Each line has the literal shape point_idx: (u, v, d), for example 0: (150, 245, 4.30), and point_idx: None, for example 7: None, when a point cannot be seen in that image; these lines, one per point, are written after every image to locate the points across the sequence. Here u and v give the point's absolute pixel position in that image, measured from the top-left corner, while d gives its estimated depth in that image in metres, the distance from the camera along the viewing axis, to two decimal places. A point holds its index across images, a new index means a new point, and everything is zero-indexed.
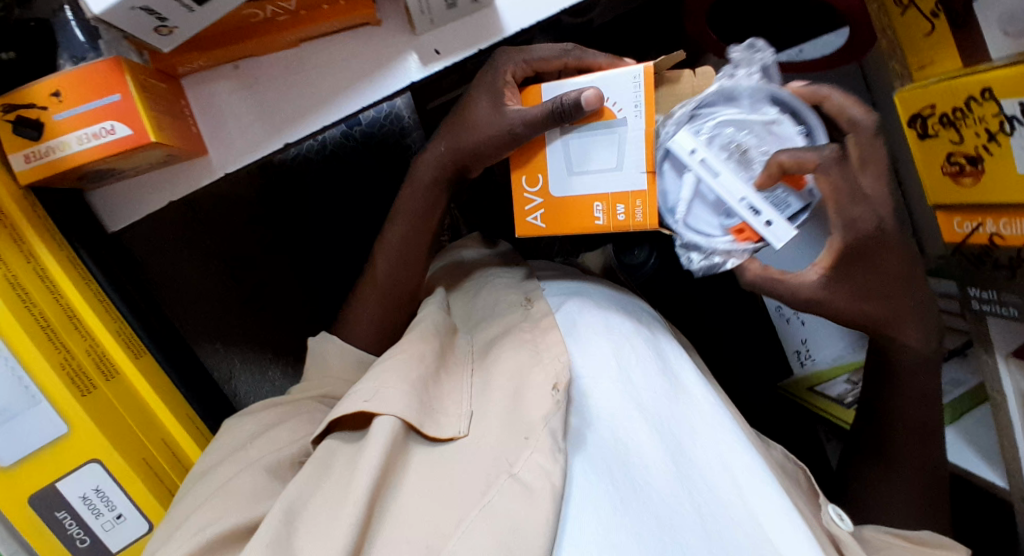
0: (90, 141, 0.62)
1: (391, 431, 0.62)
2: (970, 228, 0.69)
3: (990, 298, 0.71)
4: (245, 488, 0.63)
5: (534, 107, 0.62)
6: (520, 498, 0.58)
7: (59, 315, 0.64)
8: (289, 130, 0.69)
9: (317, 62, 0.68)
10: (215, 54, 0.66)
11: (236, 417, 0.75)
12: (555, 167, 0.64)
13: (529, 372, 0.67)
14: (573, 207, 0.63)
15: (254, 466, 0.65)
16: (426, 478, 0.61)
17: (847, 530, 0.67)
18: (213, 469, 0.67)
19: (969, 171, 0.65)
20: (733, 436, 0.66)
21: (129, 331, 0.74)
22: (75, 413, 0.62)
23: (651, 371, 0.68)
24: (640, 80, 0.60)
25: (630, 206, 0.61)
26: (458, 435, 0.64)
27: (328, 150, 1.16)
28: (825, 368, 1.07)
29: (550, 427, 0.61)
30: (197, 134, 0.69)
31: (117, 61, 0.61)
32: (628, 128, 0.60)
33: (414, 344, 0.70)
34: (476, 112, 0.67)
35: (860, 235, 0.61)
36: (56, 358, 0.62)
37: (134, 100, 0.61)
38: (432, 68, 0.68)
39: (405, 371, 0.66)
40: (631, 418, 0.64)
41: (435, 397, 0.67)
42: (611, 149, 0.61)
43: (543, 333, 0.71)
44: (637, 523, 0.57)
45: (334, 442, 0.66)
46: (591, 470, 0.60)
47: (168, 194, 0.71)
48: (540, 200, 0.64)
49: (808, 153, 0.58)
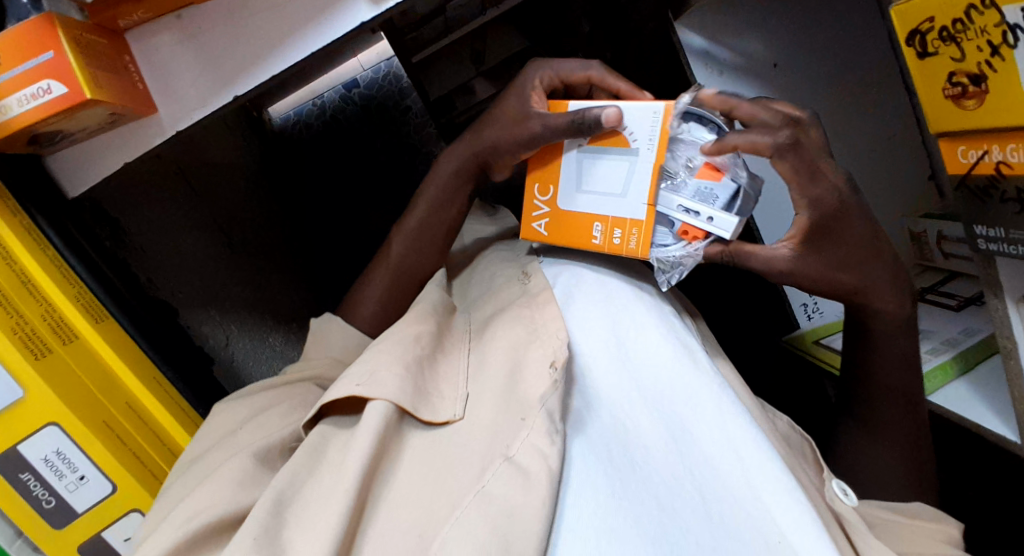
0: (30, 102, 0.59)
1: (384, 415, 0.58)
2: (975, 157, 0.62)
3: (996, 236, 0.64)
4: (238, 475, 0.57)
5: (558, 115, 0.64)
6: (516, 483, 0.54)
7: (12, 281, 0.60)
8: (236, 82, 0.67)
9: (262, 7, 0.65)
10: (150, 3, 0.63)
11: (227, 400, 0.70)
12: (565, 180, 0.66)
13: (526, 349, 0.64)
14: (576, 221, 0.67)
15: (241, 451, 0.60)
16: (420, 462, 0.58)
17: (853, 506, 0.64)
18: (202, 457, 0.62)
19: (972, 92, 0.58)
20: (738, 406, 0.62)
21: (87, 293, 0.70)
22: (31, 378, 0.58)
23: (653, 347, 0.66)
24: (660, 115, 0.59)
25: (626, 232, 0.64)
26: (453, 419, 0.61)
27: (328, 114, 1.31)
28: (834, 320, 1.01)
29: (547, 408, 0.57)
30: (143, 90, 0.66)
31: (47, 15, 0.58)
32: (640, 158, 0.61)
33: (410, 324, 0.67)
34: (501, 113, 0.70)
35: (826, 210, 0.60)
36: (7, 325, 0.58)
37: (68, 56, 0.58)
38: (383, 5, 0.64)
39: (400, 353, 0.63)
40: (631, 400, 0.62)
41: (430, 378, 0.63)
42: (618, 172, 0.63)
43: (541, 308, 0.67)
44: (635, 507, 0.55)
45: (327, 427, 0.61)
46: (589, 454, 0.58)
47: (120, 155, 0.68)
48: (548, 209, 0.69)
49: (761, 138, 0.57)
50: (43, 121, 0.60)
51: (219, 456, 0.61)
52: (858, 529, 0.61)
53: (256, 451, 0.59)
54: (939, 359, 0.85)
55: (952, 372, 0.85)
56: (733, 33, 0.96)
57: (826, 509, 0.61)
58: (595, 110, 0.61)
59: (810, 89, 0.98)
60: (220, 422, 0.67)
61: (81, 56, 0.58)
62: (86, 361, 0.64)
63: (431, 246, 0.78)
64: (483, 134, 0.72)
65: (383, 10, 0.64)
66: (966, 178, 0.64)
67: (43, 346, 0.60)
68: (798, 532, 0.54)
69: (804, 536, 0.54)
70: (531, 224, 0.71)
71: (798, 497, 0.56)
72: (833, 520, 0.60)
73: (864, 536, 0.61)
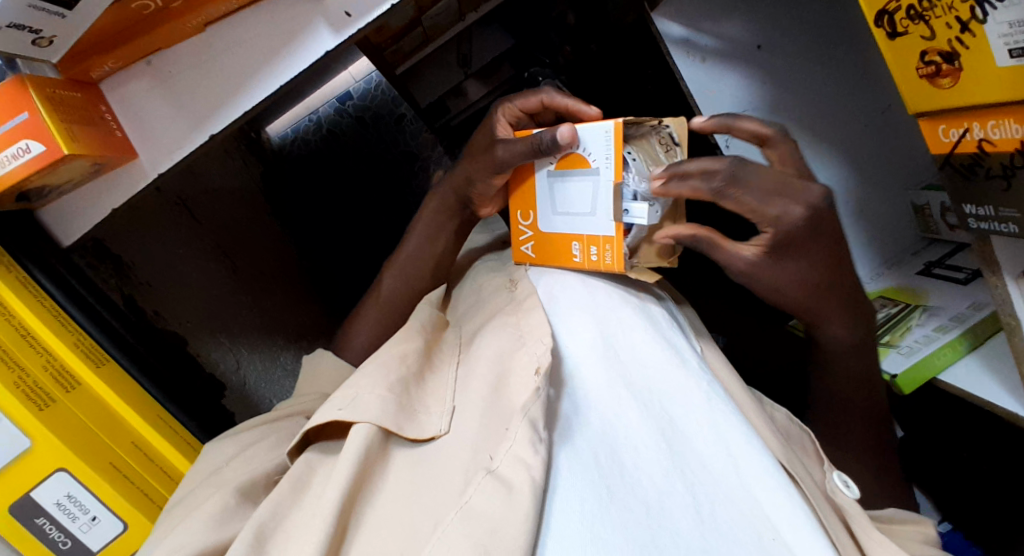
0: (12, 162, 0.61)
1: (365, 439, 0.60)
2: (957, 136, 0.60)
3: (987, 215, 0.61)
4: (214, 511, 0.58)
5: (520, 141, 0.66)
6: (501, 496, 0.54)
7: (10, 335, 0.64)
8: (210, 123, 0.67)
9: (227, 46, 0.66)
10: (120, 52, 0.64)
11: (215, 443, 0.72)
12: (542, 203, 0.68)
13: (512, 358, 0.64)
14: (559, 240, 0.68)
15: (223, 487, 0.61)
16: (404, 482, 0.59)
17: (854, 498, 0.64)
18: (190, 493, 0.63)
19: (946, 71, 0.56)
20: (728, 406, 0.62)
21: (86, 337, 0.72)
22: (37, 428, 0.62)
23: (640, 347, 0.65)
24: (611, 134, 0.59)
25: (601, 248, 0.64)
26: (439, 434, 0.62)
27: (324, 128, 1.33)
28: None
29: (530, 417, 0.57)
30: (123, 138, 0.67)
31: (19, 79, 0.59)
32: (601, 176, 0.61)
33: (395, 345, 0.68)
34: (475, 145, 0.74)
35: (792, 227, 0.60)
36: (9, 378, 0.62)
37: (42, 115, 0.60)
38: (345, 33, 0.64)
39: (386, 376, 0.63)
40: (620, 401, 0.62)
41: (416, 397, 0.64)
42: (585, 192, 0.63)
43: (525, 315, 0.67)
44: (624, 514, 0.55)
45: (313, 455, 0.63)
46: (578, 462, 0.58)
47: (107, 203, 0.70)
48: (531, 233, 0.71)
49: (714, 162, 0.59)
50: (27, 179, 0.62)
51: (206, 491, 0.62)
52: (856, 516, 0.62)
53: (239, 488, 0.61)
54: (948, 337, 0.83)
55: (961, 349, 0.82)
56: (715, 18, 0.94)
57: (823, 503, 0.62)
58: (550, 132, 0.62)
59: (798, 67, 0.96)
60: (207, 462, 0.68)
61: (53, 113, 0.60)
62: (89, 406, 0.67)
63: (422, 275, 0.80)
64: (464, 171, 0.74)
65: (346, 38, 0.64)
66: (951, 156, 0.62)
67: (46, 397, 0.64)
68: (790, 528, 0.56)
69: (796, 531, 0.56)
70: (522, 247, 0.74)
71: (788, 494, 0.58)
72: (828, 508, 0.62)
73: (865, 529, 0.61)
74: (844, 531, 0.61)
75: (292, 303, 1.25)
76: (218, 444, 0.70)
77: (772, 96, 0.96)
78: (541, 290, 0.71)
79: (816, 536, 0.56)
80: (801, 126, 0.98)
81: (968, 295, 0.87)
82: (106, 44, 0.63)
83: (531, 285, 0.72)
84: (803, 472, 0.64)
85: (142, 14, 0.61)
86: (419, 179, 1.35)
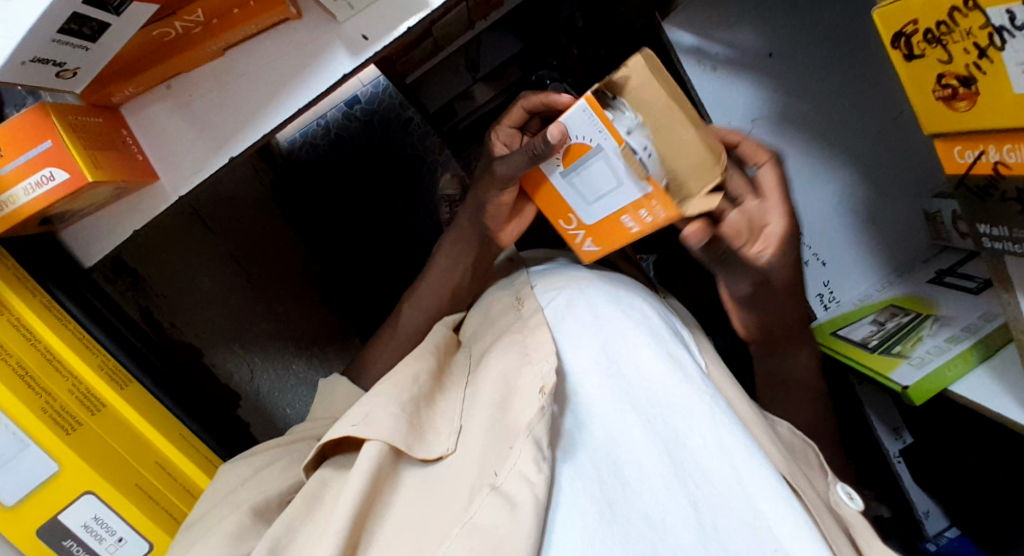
0: (35, 192, 0.62)
1: (376, 457, 0.59)
2: (973, 157, 0.60)
3: (1000, 236, 0.63)
4: (231, 529, 0.58)
5: (516, 155, 0.66)
6: (503, 513, 0.53)
7: (38, 360, 0.65)
8: (230, 146, 0.68)
9: (246, 69, 0.66)
10: (142, 76, 0.65)
11: (237, 459, 0.71)
12: (575, 203, 0.68)
13: (519, 377, 0.63)
14: (610, 221, 0.67)
15: (239, 506, 0.61)
16: (415, 501, 0.59)
17: (855, 509, 0.65)
18: (208, 512, 0.63)
19: (962, 94, 0.57)
20: (731, 418, 0.61)
21: (111, 359, 0.74)
22: (64, 452, 0.63)
23: (645, 362, 0.64)
24: (590, 110, 0.59)
25: (650, 208, 0.63)
26: (447, 452, 0.62)
27: (333, 134, 1.25)
28: (851, 309, 1.02)
29: (534, 436, 0.56)
30: (144, 162, 0.68)
31: (42, 108, 0.60)
32: (608, 149, 0.60)
33: (407, 365, 0.68)
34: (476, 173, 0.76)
35: None
36: (37, 403, 0.64)
37: (64, 144, 0.61)
38: (363, 56, 0.65)
39: (398, 393, 0.64)
40: (620, 413, 0.61)
41: (426, 416, 0.65)
42: (603, 169, 0.62)
43: (531, 332, 0.67)
44: (625, 528, 0.53)
45: (326, 472, 0.62)
46: (581, 478, 0.56)
47: (128, 225, 0.70)
48: (581, 232, 0.70)
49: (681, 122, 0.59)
50: (53, 205, 0.63)
51: (223, 509, 0.62)
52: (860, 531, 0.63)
53: (254, 507, 0.60)
54: (959, 348, 0.83)
55: (972, 359, 0.82)
56: (725, 27, 0.94)
57: (827, 517, 0.61)
58: (541, 135, 0.63)
59: (809, 76, 0.96)
60: (223, 482, 0.68)
61: (75, 141, 0.61)
62: (116, 428, 0.69)
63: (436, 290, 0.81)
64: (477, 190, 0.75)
65: (364, 60, 0.65)
66: (966, 177, 0.63)
67: (73, 420, 0.66)
68: (794, 540, 0.55)
69: (798, 541, 0.55)
70: (584, 247, 0.72)
71: (791, 505, 0.57)
72: (833, 522, 0.61)
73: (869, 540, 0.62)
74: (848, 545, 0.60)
75: (304, 309, 1.24)
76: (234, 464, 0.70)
77: (781, 106, 0.96)
78: (547, 310, 0.72)
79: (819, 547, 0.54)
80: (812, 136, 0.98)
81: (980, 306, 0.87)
82: (129, 69, 0.64)
83: (538, 304, 0.72)
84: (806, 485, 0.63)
85: (163, 40, 0.62)
86: (427, 183, 1.27)
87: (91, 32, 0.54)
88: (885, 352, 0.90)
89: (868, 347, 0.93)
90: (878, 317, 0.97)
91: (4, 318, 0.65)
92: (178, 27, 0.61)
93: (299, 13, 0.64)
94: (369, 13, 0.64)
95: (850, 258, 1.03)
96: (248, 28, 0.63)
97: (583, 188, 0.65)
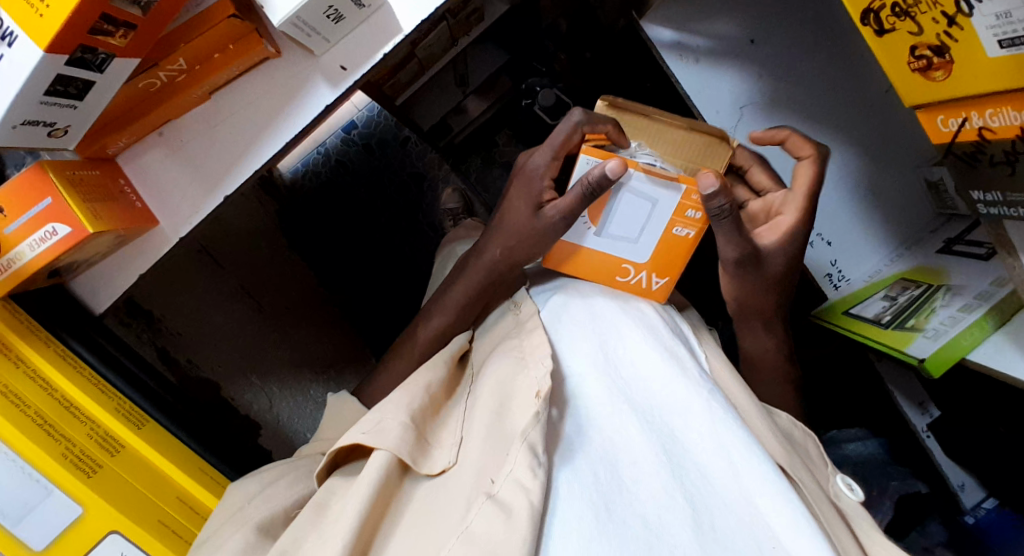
0: (40, 246, 0.64)
1: (384, 465, 0.61)
2: (956, 125, 0.62)
3: (996, 200, 0.64)
4: (236, 549, 0.59)
5: (567, 198, 0.66)
6: (499, 521, 0.54)
7: (55, 409, 0.68)
8: (223, 184, 0.69)
9: (231, 109, 0.68)
10: (132, 128, 0.66)
11: (245, 478, 0.70)
12: (624, 251, 0.71)
13: (516, 384, 0.64)
14: (665, 244, 0.70)
15: (245, 523, 0.62)
16: (416, 514, 0.59)
17: (856, 500, 0.65)
18: (215, 533, 0.63)
19: (937, 64, 0.58)
20: (728, 411, 0.61)
21: (127, 402, 0.76)
22: (86, 494, 0.65)
23: (642, 362, 0.66)
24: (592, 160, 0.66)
25: (694, 202, 0.67)
26: (448, 466, 0.62)
27: (335, 160, 1.29)
28: (861, 287, 1.01)
29: (529, 442, 0.58)
30: (143, 208, 0.70)
31: (41, 166, 0.63)
32: (627, 183, 0.66)
33: (419, 375, 0.69)
34: (512, 210, 0.72)
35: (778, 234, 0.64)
36: (57, 450, 0.66)
37: (63, 198, 0.63)
38: (342, 86, 0.66)
39: (408, 402, 0.65)
40: (618, 414, 0.62)
41: (430, 430, 0.65)
42: (632, 200, 0.68)
43: (528, 335, 0.69)
44: (619, 530, 0.54)
45: (337, 480, 0.63)
46: (576, 482, 0.57)
47: (131, 270, 0.72)
48: (644, 273, 0.72)
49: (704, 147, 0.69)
50: (57, 259, 0.66)
51: (228, 529, 0.62)
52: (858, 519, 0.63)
53: (259, 524, 0.61)
54: (972, 316, 0.82)
55: (988, 327, 0.81)
56: (705, 18, 0.95)
57: (827, 505, 0.62)
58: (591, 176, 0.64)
59: (795, 57, 0.95)
60: (232, 499, 0.67)
61: (74, 195, 0.63)
62: (136, 468, 0.71)
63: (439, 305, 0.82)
64: None
65: (344, 91, 0.66)
66: (952, 144, 0.65)
67: (93, 463, 0.68)
68: (792, 536, 0.55)
69: (795, 537, 0.55)
70: (654, 287, 0.74)
71: (789, 499, 0.56)
72: (833, 512, 0.62)
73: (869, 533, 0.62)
74: (850, 536, 0.60)
75: (318, 334, 1.25)
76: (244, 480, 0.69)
77: (770, 89, 0.96)
78: (544, 312, 0.73)
79: (818, 543, 0.54)
80: (804, 116, 0.97)
81: (991, 270, 0.85)
82: (119, 121, 0.66)
83: (535, 307, 0.73)
84: (807, 474, 0.64)
85: (149, 91, 0.64)
86: (429, 198, 1.32)
87: (78, 91, 0.56)
88: (899, 327, 0.89)
89: (881, 323, 0.92)
90: (889, 292, 0.95)
91: (19, 371, 0.68)
92: (163, 77, 0.63)
93: (278, 50, 0.65)
94: (345, 43, 0.65)
95: (856, 237, 1.01)
96: (231, 70, 0.64)
97: (623, 233, 0.70)
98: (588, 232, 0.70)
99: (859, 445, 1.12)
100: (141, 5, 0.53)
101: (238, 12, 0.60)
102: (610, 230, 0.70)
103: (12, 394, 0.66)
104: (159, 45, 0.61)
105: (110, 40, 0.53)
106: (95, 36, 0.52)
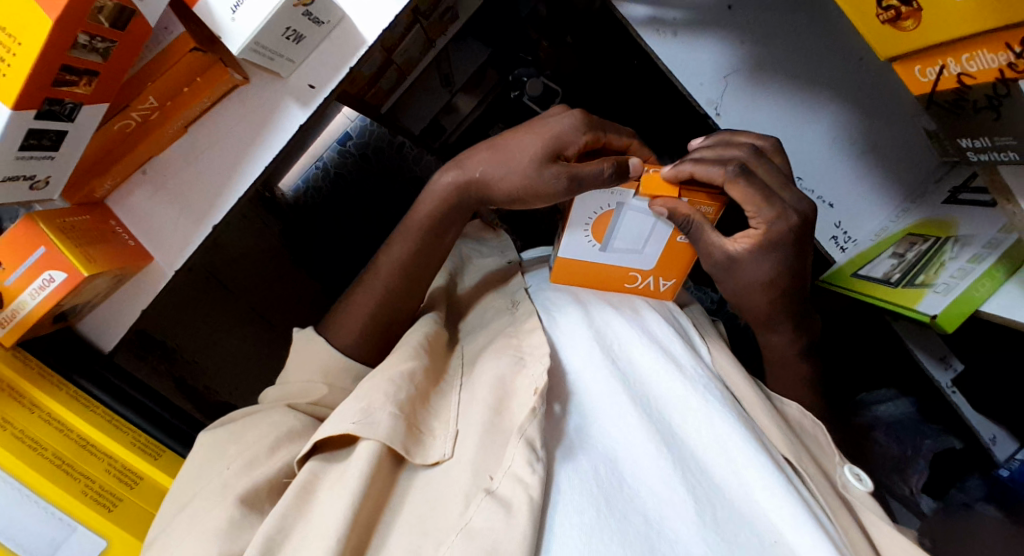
0: (40, 294, 0.67)
1: (372, 455, 0.61)
2: (935, 74, 0.60)
3: (986, 145, 0.63)
4: (219, 524, 0.59)
5: (584, 166, 0.64)
6: (499, 516, 0.56)
7: (72, 447, 0.71)
8: (211, 214, 0.71)
9: (209, 139, 0.69)
10: (114, 170, 0.68)
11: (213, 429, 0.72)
12: (631, 261, 0.72)
13: (512, 382, 0.66)
14: (670, 251, 0.71)
15: (226, 496, 0.62)
16: (415, 506, 0.60)
17: (865, 489, 0.68)
18: (194, 502, 0.64)
19: (906, 14, 0.57)
20: (727, 406, 0.65)
21: (143, 433, 0.80)
22: (109, 527, 0.68)
23: (640, 359, 0.69)
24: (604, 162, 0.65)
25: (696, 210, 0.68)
26: (442, 458, 0.63)
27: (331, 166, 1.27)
28: (869, 246, 0.97)
29: (527, 438, 0.60)
30: (136, 245, 0.72)
31: (30, 219, 0.66)
32: (632, 201, 0.66)
33: (400, 360, 0.68)
34: (510, 150, 0.69)
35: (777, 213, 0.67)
36: (77, 486, 0.69)
37: (56, 244, 0.65)
38: (313, 104, 0.67)
39: (394, 392, 0.64)
40: (618, 414, 0.64)
41: (421, 418, 0.66)
42: (635, 216, 0.67)
43: (525, 336, 0.69)
44: (621, 524, 0.56)
45: (316, 464, 0.64)
46: (576, 478, 0.59)
47: (134, 304, 0.76)
48: (648, 277, 0.74)
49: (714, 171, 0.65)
50: (59, 303, 0.68)
51: (208, 504, 0.63)
52: (865, 510, 0.66)
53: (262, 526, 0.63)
54: (981, 268, 0.80)
55: (999, 277, 0.79)
56: None
57: (831, 496, 0.66)
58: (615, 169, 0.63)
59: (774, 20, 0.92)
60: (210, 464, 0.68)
61: (65, 241, 0.66)
62: (154, 495, 0.73)
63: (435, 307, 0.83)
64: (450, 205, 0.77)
65: (314, 109, 0.67)
66: (934, 94, 0.63)
67: (113, 497, 0.70)
68: (791, 530, 0.58)
69: (794, 530, 0.58)
70: (662, 289, 0.76)
71: (785, 493, 0.59)
72: (838, 501, 0.66)
73: (869, 517, 0.66)
74: (856, 527, 0.64)
75: None
76: (219, 439, 0.70)
77: (753, 54, 0.94)
78: (541, 314, 0.74)
79: (814, 536, 0.57)
80: (792, 78, 0.94)
81: (986, 231, 0.83)
82: (100, 166, 0.68)
83: (533, 306, 0.74)
84: (810, 462, 0.68)
85: (126, 132, 0.66)
86: None
87: (52, 142, 0.59)
88: (909, 284, 0.86)
89: (893, 281, 0.88)
90: (896, 249, 0.92)
91: (35, 416, 0.72)
92: (137, 117, 0.65)
93: (245, 77, 0.66)
94: (310, 62, 0.66)
95: (865, 192, 0.98)
96: (202, 102, 0.65)
97: (632, 245, 0.69)
98: (592, 248, 0.70)
99: (889, 405, 1.13)
100: (100, 52, 0.56)
101: (199, 45, 0.61)
102: (615, 244, 0.69)
103: (28, 437, 0.70)
104: (125, 88, 0.62)
105: (76, 89, 0.56)
106: (59, 87, 0.55)
